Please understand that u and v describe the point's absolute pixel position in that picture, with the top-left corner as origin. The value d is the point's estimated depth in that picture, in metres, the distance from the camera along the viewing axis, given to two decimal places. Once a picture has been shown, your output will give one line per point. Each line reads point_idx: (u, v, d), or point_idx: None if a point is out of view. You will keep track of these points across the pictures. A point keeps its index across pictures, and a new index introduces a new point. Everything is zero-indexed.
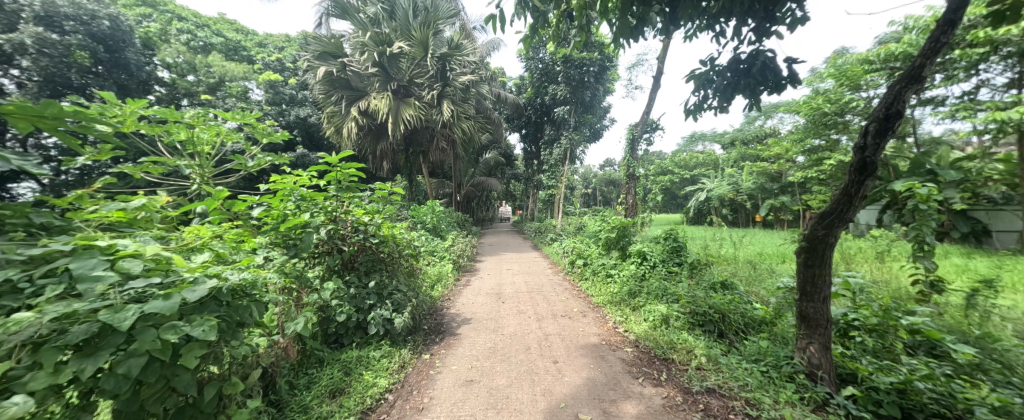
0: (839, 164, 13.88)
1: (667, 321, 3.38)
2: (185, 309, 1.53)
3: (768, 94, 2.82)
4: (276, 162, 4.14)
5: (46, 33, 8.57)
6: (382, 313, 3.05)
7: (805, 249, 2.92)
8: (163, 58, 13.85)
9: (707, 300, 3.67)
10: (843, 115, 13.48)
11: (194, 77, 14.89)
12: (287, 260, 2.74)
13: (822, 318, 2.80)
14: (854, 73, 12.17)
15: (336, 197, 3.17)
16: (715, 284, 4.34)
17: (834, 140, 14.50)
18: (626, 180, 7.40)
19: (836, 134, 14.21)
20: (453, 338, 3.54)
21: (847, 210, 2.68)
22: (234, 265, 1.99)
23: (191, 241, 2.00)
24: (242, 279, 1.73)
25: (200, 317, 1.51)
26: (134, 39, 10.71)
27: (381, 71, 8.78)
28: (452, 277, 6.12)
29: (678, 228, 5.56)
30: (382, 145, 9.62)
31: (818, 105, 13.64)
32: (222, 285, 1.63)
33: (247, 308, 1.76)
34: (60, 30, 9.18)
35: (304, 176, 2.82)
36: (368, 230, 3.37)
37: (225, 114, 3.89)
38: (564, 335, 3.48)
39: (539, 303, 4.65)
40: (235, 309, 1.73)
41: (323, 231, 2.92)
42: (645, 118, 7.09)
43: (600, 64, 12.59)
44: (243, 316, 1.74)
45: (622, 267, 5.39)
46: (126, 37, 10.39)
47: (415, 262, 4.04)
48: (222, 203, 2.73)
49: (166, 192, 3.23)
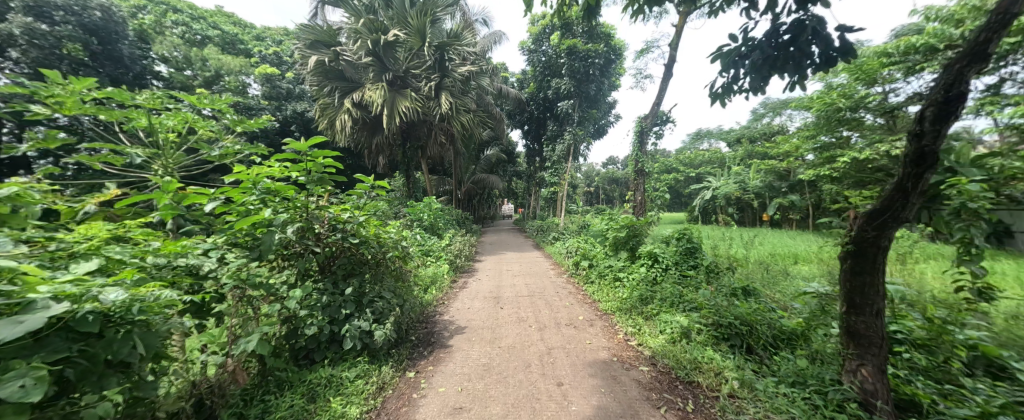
0: (853, 162, 13.36)
1: (687, 334, 2.96)
2: (10, 351, 1.22)
3: (814, 71, 2.38)
4: (250, 152, 3.71)
5: (35, 23, 8.27)
6: (360, 325, 2.65)
7: (852, 254, 2.49)
8: (158, 50, 13.53)
9: (731, 308, 3.24)
10: (857, 111, 12.97)
11: (190, 71, 14.58)
12: (245, 264, 2.34)
13: (874, 336, 2.38)
14: (870, 66, 11.65)
15: (309, 190, 2.74)
16: (736, 290, 3.91)
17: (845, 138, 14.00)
18: (634, 176, 6.96)
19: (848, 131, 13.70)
20: (444, 351, 3.14)
21: (903, 209, 2.22)
22: (119, 281, 1.65)
23: (72, 249, 1.68)
24: (116, 301, 1.41)
25: (24, 365, 1.20)
26: (127, 31, 10.39)
27: (376, 60, 8.37)
28: (447, 280, 5.72)
29: (692, 227, 5.14)
30: (378, 139, 9.23)
31: (832, 100, 13.10)
32: (79, 310, 1.33)
33: (123, 343, 1.43)
34: (50, 21, 8.94)
35: (269, 167, 2.39)
36: (348, 229, 2.96)
37: (191, 98, 3.47)
38: (568, 349, 3.06)
39: (540, 309, 4.23)
40: (107, 344, 1.41)
41: (290, 231, 2.53)
42: (656, 110, 6.64)
43: (605, 57, 12.13)
44: (118, 353, 1.41)
45: (632, 269, 4.97)
46: (119, 28, 10.10)
47: (404, 263, 3.64)
48: (173, 196, 2.36)
49: (115, 184, 2.84)
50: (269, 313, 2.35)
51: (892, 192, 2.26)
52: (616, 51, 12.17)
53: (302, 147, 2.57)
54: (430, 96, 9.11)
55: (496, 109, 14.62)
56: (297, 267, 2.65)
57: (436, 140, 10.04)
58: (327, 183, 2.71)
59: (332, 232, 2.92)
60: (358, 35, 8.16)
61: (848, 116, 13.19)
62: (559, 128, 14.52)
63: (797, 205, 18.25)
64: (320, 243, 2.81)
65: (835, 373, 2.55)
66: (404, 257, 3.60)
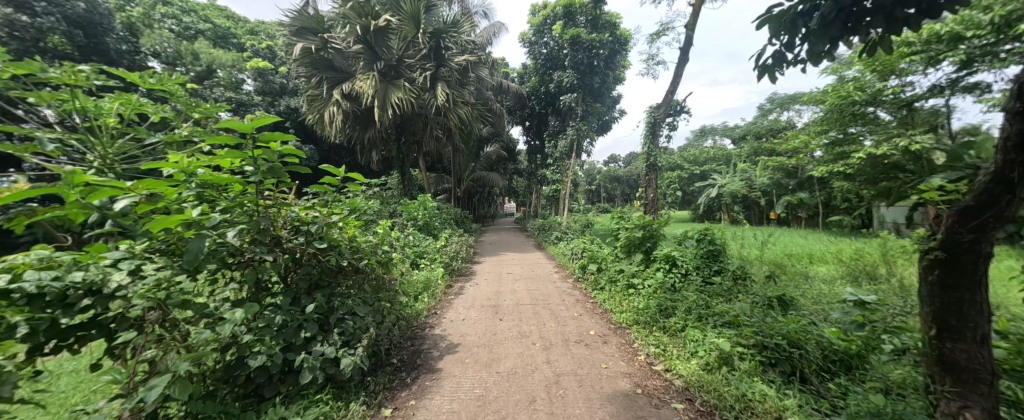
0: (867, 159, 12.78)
1: (728, 360, 2.41)
2: None
3: (904, 23, 1.88)
4: (205, 139, 3.12)
5: (16, 15, 7.81)
6: (322, 351, 2.13)
7: (940, 264, 1.95)
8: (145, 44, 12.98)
9: (774, 325, 2.72)
10: (869, 106, 12.41)
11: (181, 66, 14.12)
12: (169, 278, 1.82)
13: (982, 369, 1.85)
14: (888, 58, 11.02)
15: (260, 184, 2.20)
16: (771, 299, 3.38)
17: (856, 134, 13.49)
18: (645, 172, 6.41)
19: (860, 126, 13.14)
20: (431, 377, 2.63)
21: (1010, 206, 1.67)
22: None
23: None
24: None
25: None
26: (113, 23, 10.05)
27: (366, 48, 7.80)
28: (441, 285, 5.21)
29: (716, 228, 4.59)
30: (370, 133, 8.70)
31: (846, 93, 12.35)
32: None
33: None
34: (31, 11, 8.31)
35: (194, 154, 1.85)
36: (312, 231, 2.45)
37: (133, 76, 2.92)
38: (581, 375, 2.54)
39: (545, 322, 3.71)
40: None
41: (233, 235, 2.01)
42: (669, 98, 6.07)
43: (610, 47, 11.61)
44: None
45: (647, 274, 4.46)
46: (104, 21, 9.75)
47: (387, 270, 3.14)
48: (81, 190, 1.85)
49: (25, 178, 2.30)
50: (203, 343, 1.83)
51: (988, 182, 1.73)
52: (621, 41, 11.60)
53: (247, 128, 2.02)
54: (425, 87, 8.59)
55: (496, 104, 14.09)
56: (246, 280, 2.12)
57: (432, 135, 9.50)
58: (282, 175, 2.19)
59: (294, 236, 2.41)
60: (346, 19, 7.63)
61: (863, 110, 12.62)
62: (561, 123, 14.00)
63: (806, 203, 17.71)
64: (277, 249, 2.29)
65: (924, 414, 2.02)
66: (388, 262, 3.11)
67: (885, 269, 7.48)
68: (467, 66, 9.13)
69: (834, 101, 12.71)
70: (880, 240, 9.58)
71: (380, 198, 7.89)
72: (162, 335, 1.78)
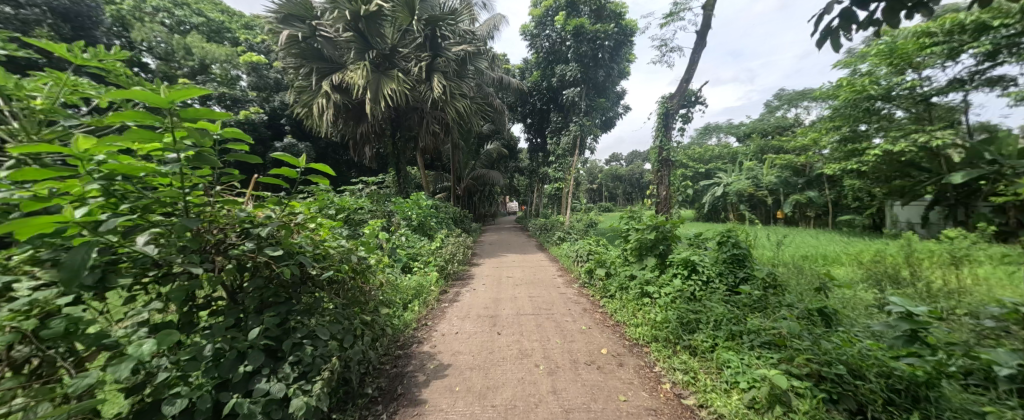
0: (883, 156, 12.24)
1: (780, 397, 1.95)
2: None
3: None
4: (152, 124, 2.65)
5: None
6: (265, 390, 1.67)
7: None
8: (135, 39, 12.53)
9: (828, 348, 2.25)
10: (881, 102, 11.89)
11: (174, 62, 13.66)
12: (51, 300, 1.35)
13: None
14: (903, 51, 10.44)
15: (190, 175, 1.72)
16: (812, 311, 2.91)
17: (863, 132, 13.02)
18: (656, 168, 5.94)
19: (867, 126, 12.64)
20: (413, 412, 2.17)
21: None
22: None
23: None
24: None
25: None
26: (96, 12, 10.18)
27: (358, 36, 7.34)
28: (434, 292, 4.76)
29: (741, 229, 4.10)
30: (363, 128, 8.25)
31: (861, 88, 11.62)
32: None
33: None
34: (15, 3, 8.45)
35: (85, 133, 1.37)
36: (265, 235, 1.99)
37: (58, 50, 2.43)
38: (598, 413, 2.09)
39: (550, 337, 3.26)
40: None
41: (145, 241, 1.53)
42: (683, 88, 5.59)
43: (615, 39, 11.12)
44: None
45: (663, 281, 3.99)
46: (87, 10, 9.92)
47: (365, 277, 2.68)
48: None
49: None
50: (99, 388, 1.37)
51: None
52: (627, 32, 11.12)
53: (165, 102, 1.52)
54: (421, 79, 8.14)
55: (496, 99, 13.62)
56: (170, 298, 1.66)
57: (429, 130, 9.03)
58: (217, 163, 1.71)
59: (240, 241, 1.96)
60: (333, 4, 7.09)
61: (879, 106, 11.98)
62: (564, 119, 13.55)
63: (814, 202, 17.15)
64: (218, 257, 1.85)
65: None
66: (366, 269, 2.66)
67: (910, 272, 6.99)
68: (466, 58, 8.70)
69: (848, 95, 12.06)
70: (901, 241, 9.06)
71: (373, 197, 7.43)
72: (39, 377, 1.32)
